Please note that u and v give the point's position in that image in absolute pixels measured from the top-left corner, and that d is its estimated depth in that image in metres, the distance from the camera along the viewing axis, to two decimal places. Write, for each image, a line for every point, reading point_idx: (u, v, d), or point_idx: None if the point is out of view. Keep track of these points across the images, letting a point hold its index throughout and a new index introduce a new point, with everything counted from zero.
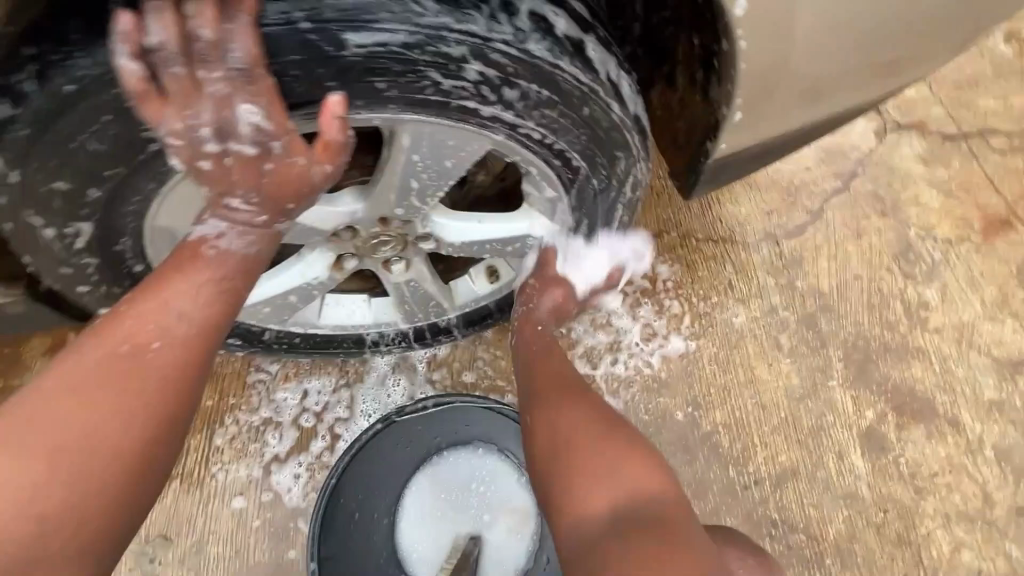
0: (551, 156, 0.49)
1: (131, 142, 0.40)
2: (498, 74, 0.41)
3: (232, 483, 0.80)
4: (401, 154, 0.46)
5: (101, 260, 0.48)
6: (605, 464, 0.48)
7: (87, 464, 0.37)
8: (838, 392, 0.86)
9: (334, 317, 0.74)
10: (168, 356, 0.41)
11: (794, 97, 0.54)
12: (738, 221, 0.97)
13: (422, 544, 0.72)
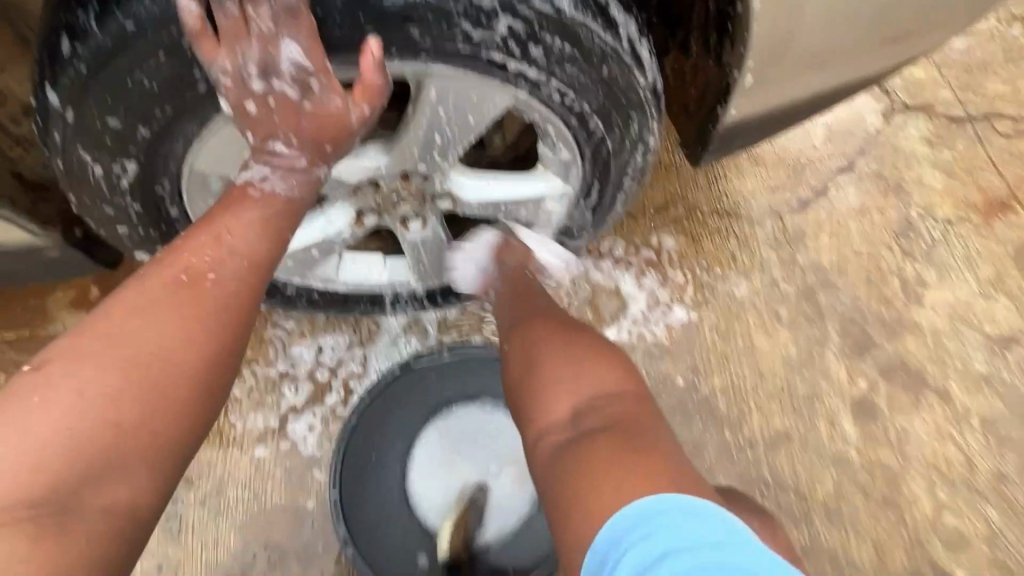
0: (569, 115, 0.51)
1: (181, 82, 0.43)
2: (525, 29, 0.43)
3: (250, 430, 0.84)
4: (427, 106, 0.49)
5: (142, 201, 0.50)
6: (566, 377, 0.53)
7: (152, 378, 0.40)
8: (833, 362, 0.89)
9: (351, 275, 0.76)
10: (224, 285, 0.45)
11: (802, 64, 0.56)
12: (743, 196, 0.99)
13: (431, 490, 0.75)
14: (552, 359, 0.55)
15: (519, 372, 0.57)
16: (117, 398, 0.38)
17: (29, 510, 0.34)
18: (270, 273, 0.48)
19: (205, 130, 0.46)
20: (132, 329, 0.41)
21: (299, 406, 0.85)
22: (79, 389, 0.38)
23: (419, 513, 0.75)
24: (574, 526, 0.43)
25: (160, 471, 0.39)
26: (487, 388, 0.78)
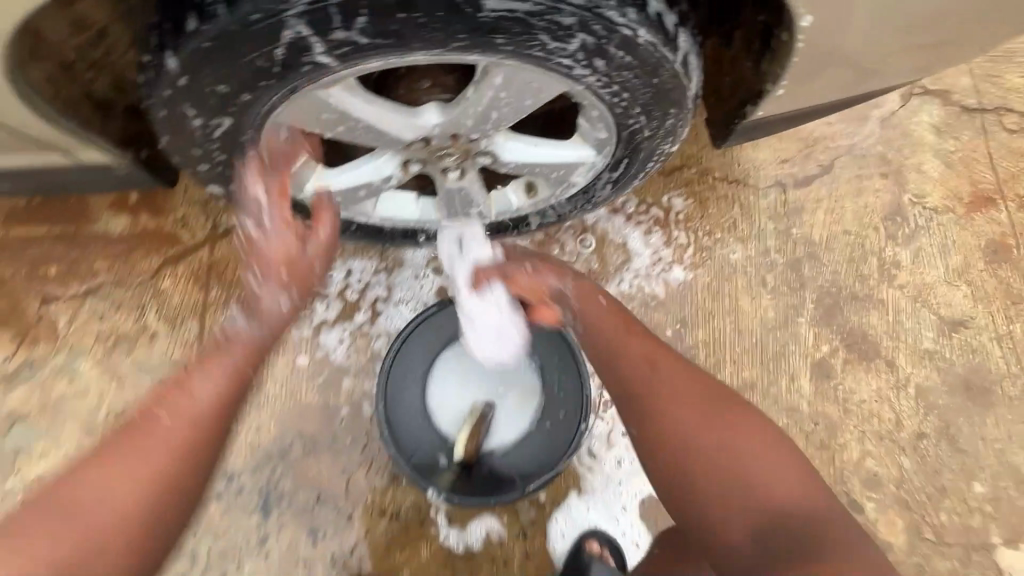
0: (616, 109, 0.57)
1: (288, 65, 0.48)
2: (595, 43, 0.48)
3: (286, 338, 0.95)
4: (490, 89, 0.54)
5: (227, 146, 0.57)
6: (726, 465, 0.57)
7: (96, 519, 0.48)
8: (804, 327, 1.01)
9: (386, 212, 0.82)
10: (174, 425, 0.53)
11: (828, 75, 0.64)
12: (754, 166, 1.05)
13: (448, 406, 0.88)
14: (689, 438, 0.59)
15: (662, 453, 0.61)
16: (66, 527, 0.47)
17: None
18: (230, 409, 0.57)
19: (296, 94, 0.51)
20: (95, 480, 0.50)
21: (331, 323, 0.95)
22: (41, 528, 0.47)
23: (437, 426, 0.88)
24: None
25: None
26: None
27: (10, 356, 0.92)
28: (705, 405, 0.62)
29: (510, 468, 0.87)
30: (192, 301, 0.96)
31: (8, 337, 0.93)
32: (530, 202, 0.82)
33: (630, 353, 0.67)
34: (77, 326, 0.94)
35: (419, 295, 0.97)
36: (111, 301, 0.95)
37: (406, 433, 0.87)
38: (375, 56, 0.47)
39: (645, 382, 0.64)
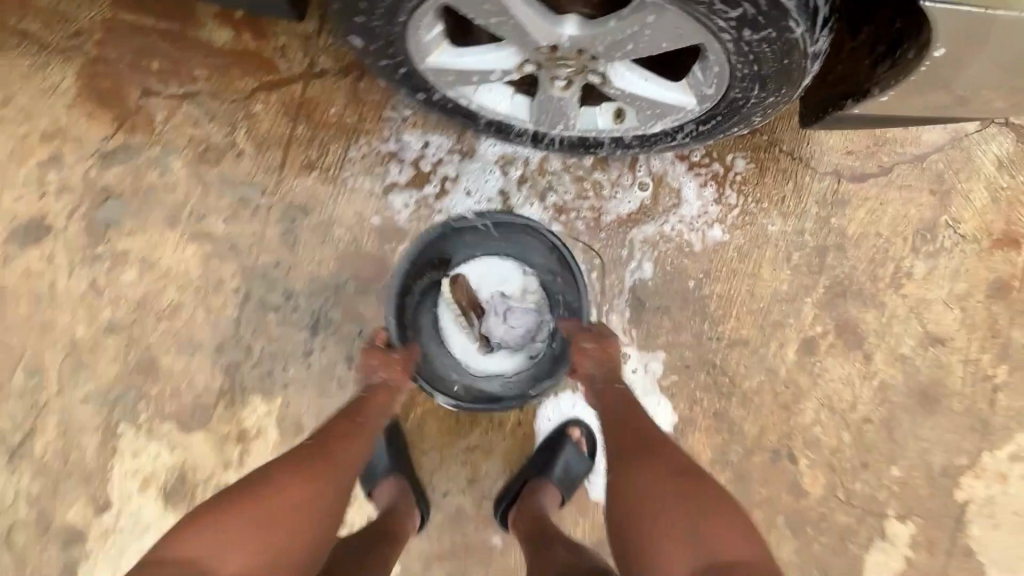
0: (739, 74, 0.66)
1: None
2: (753, 14, 0.58)
3: (359, 189, 1.04)
4: (638, 24, 0.63)
5: (385, 8, 0.66)
6: (672, 520, 0.71)
7: (299, 499, 0.71)
8: (808, 306, 1.13)
9: (483, 99, 0.87)
10: (340, 455, 0.80)
11: (926, 96, 0.73)
12: (820, 149, 1.10)
13: (455, 328, 1.05)
14: (647, 490, 0.75)
15: (624, 502, 0.77)
16: (290, 492, 0.71)
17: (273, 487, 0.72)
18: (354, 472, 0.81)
19: None
20: (297, 472, 0.75)
21: (401, 187, 1.03)
22: (276, 489, 0.71)
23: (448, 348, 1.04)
24: None
25: (300, 532, 0.70)
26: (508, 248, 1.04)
27: (108, 137, 1.00)
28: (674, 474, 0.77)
29: (520, 379, 1.03)
30: (280, 131, 1.03)
31: (108, 118, 1.00)
32: (614, 126, 0.88)
33: (626, 422, 0.86)
34: (172, 124, 1.01)
35: (484, 186, 1.05)
36: (205, 110, 1.01)
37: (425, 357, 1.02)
38: None
39: (632, 443, 0.83)
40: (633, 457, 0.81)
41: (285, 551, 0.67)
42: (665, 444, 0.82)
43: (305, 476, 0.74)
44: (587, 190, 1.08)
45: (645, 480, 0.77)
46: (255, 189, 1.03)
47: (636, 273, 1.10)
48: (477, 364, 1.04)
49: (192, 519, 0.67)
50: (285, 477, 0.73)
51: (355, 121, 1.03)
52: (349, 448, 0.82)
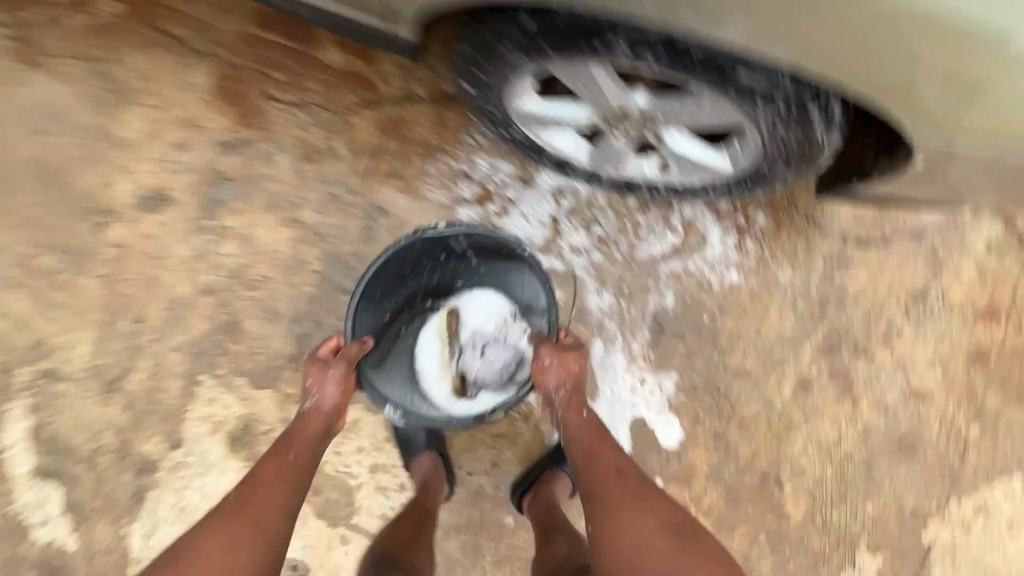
0: (770, 148, 0.84)
1: (574, 58, 0.75)
2: (787, 112, 0.75)
3: (432, 200, 1.21)
4: (695, 106, 0.80)
5: (496, 71, 0.84)
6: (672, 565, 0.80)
7: (228, 552, 0.76)
8: (807, 349, 1.28)
9: (552, 139, 1.04)
10: (263, 500, 0.83)
11: (917, 188, 0.90)
12: (832, 214, 1.26)
13: (434, 354, 1.17)
14: (643, 536, 0.83)
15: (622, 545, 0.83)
16: (218, 551, 0.76)
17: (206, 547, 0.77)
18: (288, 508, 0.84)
19: (566, 66, 0.78)
20: (224, 527, 0.79)
21: (468, 203, 1.21)
22: (206, 550, 0.76)
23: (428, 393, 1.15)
24: None
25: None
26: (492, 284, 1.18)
27: (230, 131, 1.18)
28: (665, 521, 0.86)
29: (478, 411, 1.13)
30: (372, 143, 1.21)
31: (232, 114, 1.18)
32: (658, 173, 1.05)
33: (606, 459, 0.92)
34: (284, 126, 1.19)
35: (538, 209, 1.23)
36: (312, 117, 1.20)
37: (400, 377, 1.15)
38: (635, 68, 0.74)
39: (616, 485, 0.89)
40: (615, 506, 0.86)
41: None
42: (645, 485, 0.90)
43: (235, 528, 0.79)
44: (626, 224, 1.25)
45: (638, 525, 0.84)
46: (345, 188, 1.20)
47: (659, 302, 1.26)
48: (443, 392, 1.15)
49: None
50: (214, 536, 0.78)
51: (437, 142, 1.21)
52: (274, 490, 0.85)
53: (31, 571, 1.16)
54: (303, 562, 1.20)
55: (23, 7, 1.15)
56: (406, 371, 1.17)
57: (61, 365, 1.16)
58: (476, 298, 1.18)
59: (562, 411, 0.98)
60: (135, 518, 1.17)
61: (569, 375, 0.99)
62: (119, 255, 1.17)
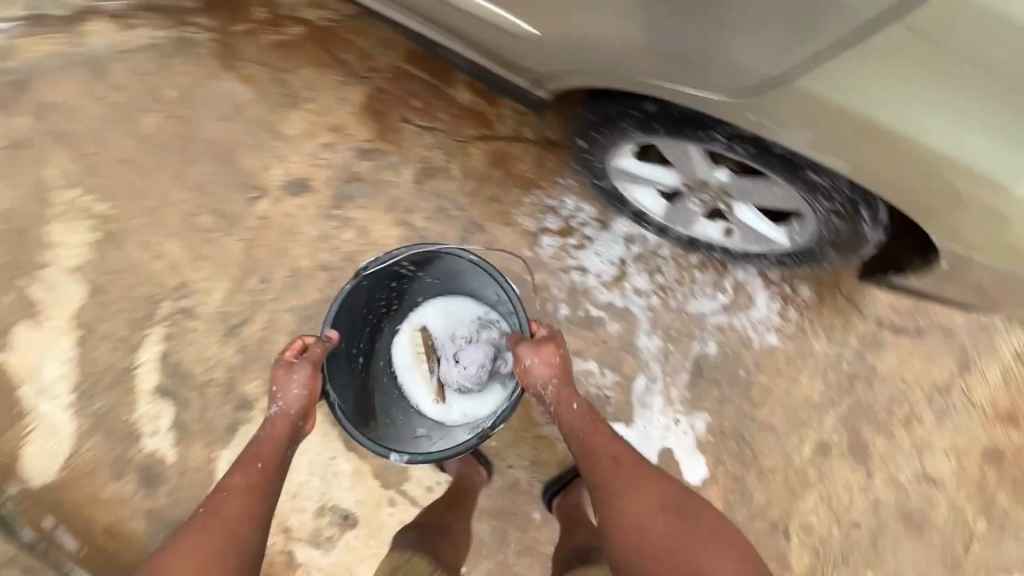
0: (824, 234, 1.02)
1: (678, 138, 0.94)
2: (843, 211, 0.93)
3: (522, 226, 1.43)
4: (767, 191, 0.99)
5: (609, 135, 1.04)
6: (662, 542, 0.91)
7: (208, 551, 0.90)
8: (830, 416, 1.40)
9: (635, 194, 1.24)
10: (234, 508, 0.97)
11: (949, 290, 1.04)
12: (871, 300, 1.40)
13: (412, 374, 1.40)
14: (638, 517, 0.95)
15: (619, 527, 0.96)
16: (197, 553, 0.90)
17: (187, 552, 0.91)
18: (258, 511, 0.99)
19: (669, 142, 0.98)
20: (201, 532, 0.93)
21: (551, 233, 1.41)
22: (186, 555, 0.90)
23: (422, 404, 1.39)
24: None
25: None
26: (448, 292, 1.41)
27: (369, 141, 1.43)
28: (661, 501, 0.97)
29: (478, 411, 1.36)
30: (481, 170, 1.43)
31: (373, 129, 1.43)
32: (722, 237, 1.24)
33: (602, 446, 1.06)
34: (412, 145, 1.43)
35: (610, 249, 1.42)
36: (436, 142, 1.43)
37: (385, 417, 1.38)
38: (726, 155, 0.93)
39: (611, 470, 1.02)
40: (615, 497, 0.99)
41: None
42: (641, 467, 1.02)
43: (212, 531, 0.93)
44: (683, 276, 1.42)
45: (633, 505, 0.97)
46: (451, 204, 1.43)
47: (702, 349, 1.42)
48: (436, 412, 1.39)
49: None
50: (191, 544, 0.92)
51: (534, 179, 1.43)
52: (240, 497, 0.99)
53: (134, 472, 1.37)
54: (353, 514, 1.37)
55: (231, 21, 1.44)
56: (394, 384, 1.41)
57: (197, 306, 1.39)
58: (436, 306, 1.42)
59: (554, 406, 1.12)
60: (225, 445, 1.37)
61: (550, 374, 1.13)
62: (261, 225, 1.41)
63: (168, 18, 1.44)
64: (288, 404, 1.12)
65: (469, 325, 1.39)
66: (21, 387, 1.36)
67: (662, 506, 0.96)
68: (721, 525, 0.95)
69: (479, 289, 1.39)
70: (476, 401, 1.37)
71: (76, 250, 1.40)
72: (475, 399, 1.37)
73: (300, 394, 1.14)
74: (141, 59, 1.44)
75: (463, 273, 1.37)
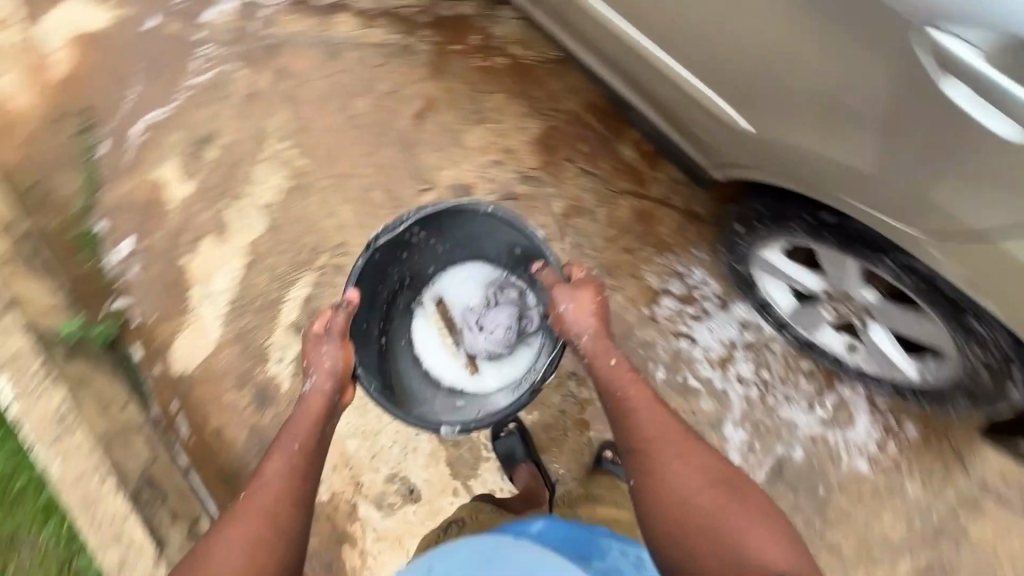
0: (962, 377, 1.06)
1: (848, 251, 1.01)
2: (994, 363, 0.97)
3: (646, 281, 1.51)
4: (917, 323, 1.03)
5: (773, 228, 1.11)
6: (700, 513, 0.95)
7: (256, 536, 0.98)
8: (904, 563, 1.35)
9: (767, 286, 1.29)
10: (273, 494, 1.04)
11: None
12: (980, 460, 1.36)
13: (435, 348, 1.60)
14: (676, 487, 0.98)
15: (656, 495, 1.00)
16: (245, 537, 0.97)
17: (235, 535, 0.97)
18: (300, 492, 1.06)
19: (834, 253, 1.04)
20: (247, 517, 1.00)
21: (672, 295, 1.48)
22: (236, 537, 0.97)
23: (459, 382, 1.56)
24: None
25: (267, 557, 0.97)
26: (454, 261, 1.57)
27: (533, 170, 1.59)
28: (701, 474, 0.99)
29: (505, 368, 1.55)
30: (624, 222, 1.54)
31: (540, 160, 1.59)
32: (843, 349, 1.27)
33: (638, 410, 1.08)
34: (569, 183, 1.57)
35: (723, 327, 1.47)
36: (591, 186, 1.56)
37: (419, 393, 1.52)
38: (891, 279, 0.98)
39: (651, 437, 1.04)
40: (659, 462, 1.02)
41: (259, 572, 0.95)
42: (679, 436, 1.04)
43: (257, 516, 1.00)
44: (789, 375, 1.44)
45: (671, 473, 1.00)
46: (588, 244, 1.54)
47: (788, 451, 1.42)
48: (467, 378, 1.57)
49: None
50: (238, 528, 0.99)
51: (670, 243, 1.52)
52: (278, 481, 1.06)
53: (252, 388, 1.55)
54: (419, 490, 1.48)
55: (450, 41, 1.67)
56: (420, 365, 1.57)
57: (349, 265, 1.60)
58: (447, 278, 1.60)
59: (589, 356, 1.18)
60: None
61: (586, 322, 1.21)
62: None
63: (401, 26, 1.70)
64: (320, 378, 1.22)
65: (482, 291, 1.58)
66: (192, 289, 1.61)
67: (702, 480, 0.99)
68: (764, 501, 0.98)
69: (487, 252, 1.54)
70: (505, 362, 1.56)
71: (269, 191, 1.65)
72: (503, 361, 1.56)
73: (328, 367, 1.24)
74: (369, 53, 1.69)
75: (477, 238, 1.50)
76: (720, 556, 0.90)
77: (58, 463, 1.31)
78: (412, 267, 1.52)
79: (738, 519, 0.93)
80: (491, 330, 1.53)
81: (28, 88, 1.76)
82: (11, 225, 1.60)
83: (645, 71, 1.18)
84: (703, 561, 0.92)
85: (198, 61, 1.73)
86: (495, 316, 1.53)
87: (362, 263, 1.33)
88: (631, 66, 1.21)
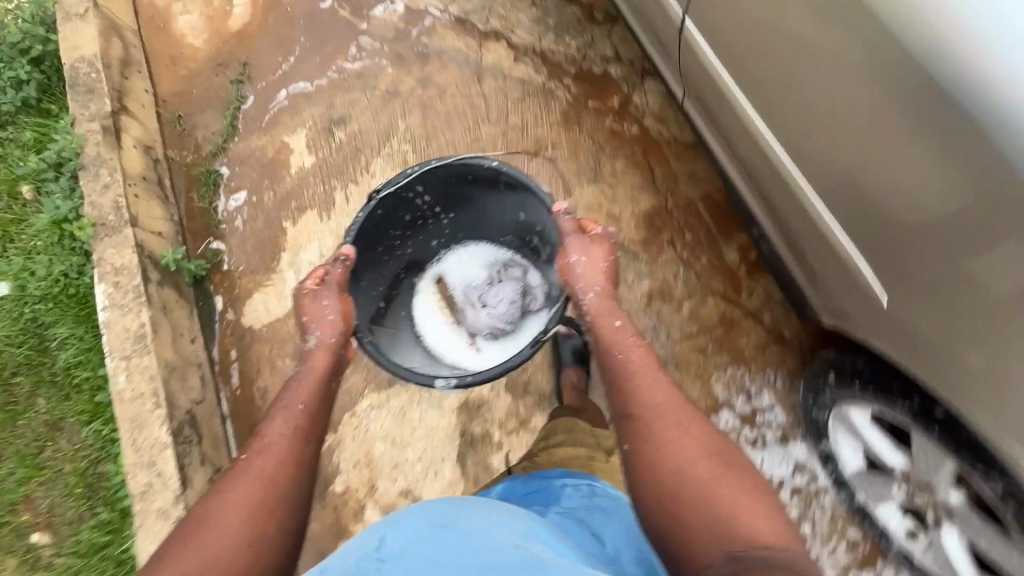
0: None
1: (953, 453, 0.96)
2: None
3: (712, 389, 1.46)
4: (1004, 545, 0.97)
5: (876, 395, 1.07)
6: (697, 490, 0.93)
7: (267, 489, 1.02)
8: None
9: (839, 443, 1.23)
10: (278, 449, 1.09)
11: None
12: None
13: (438, 322, 1.73)
14: (670, 453, 0.99)
15: (647, 464, 1.00)
16: (256, 491, 1.01)
17: (245, 491, 1.00)
18: (306, 450, 1.12)
19: (935, 446, 0.99)
20: (254, 475, 1.03)
21: (733, 412, 1.43)
22: (247, 492, 1.00)
23: (463, 360, 1.68)
24: (695, 542, 0.88)
25: (277, 513, 1.00)
26: (461, 239, 1.76)
27: (633, 242, 1.57)
28: (703, 448, 0.99)
29: (506, 344, 1.68)
30: (707, 322, 1.50)
31: (642, 235, 1.57)
32: (899, 534, 1.20)
33: (641, 382, 1.12)
34: (665, 266, 1.54)
35: (774, 462, 1.40)
36: (685, 276, 1.53)
37: (418, 364, 1.65)
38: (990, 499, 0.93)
39: (651, 408, 1.07)
40: (655, 432, 1.03)
41: (270, 529, 0.98)
42: (678, 409, 1.06)
43: (265, 473, 1.04)
44: (830, 535, 1.35)
45: (665, 441, 1.01)
46: (665, 332, 1.51)
47: None
48: (469, 355, 1.69)
49: (182, 542, 0.93)
50: (243, 484, 1.02)
51: (747, 359, 1.47)
52: (281, 430, 1.13)
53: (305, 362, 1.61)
54: None
55: (590, 97, 1.70)
56: (419, 338, 1.71)
57: None
58: (453, 257, 1.77)
59: (595, 316, 1.27)
60: (376, 390, 1.56)
61: (594, 277, 1.30)
62: None
63: (546, 68, 1.74)
64: (325, 334, 1.34)
65: (487, 270, 1.74)
66: (284, 253, 1.69)
67: (703, 455, 0.98)
68: (761, 483, 0.96)
69: (495, 229, 1.72)
70: (509, 340, 1.69)
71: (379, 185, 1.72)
72: (506, 339, 1.69)
73: (330, 315, 1.37)
74: (510, 85, 1.74)
75: (487, 212, 1.67)
76: (710, 532, 0.87)
77: (123, 377, 1.40)
78: (417, 241, 1.69)
79: (734, 497, 0.91)
80: (495, 306, 1.66)
81: (205, 32, 1.94)
82: (151, 149, 1.74)
83: (792, 209, 1.20)
84: (691, 533, 0.89)
85: (355, 50, 1.84)
86: (498, 291, 1.66)
87: (365, 215, 1.48)
88: (780, 203, 1.22)
